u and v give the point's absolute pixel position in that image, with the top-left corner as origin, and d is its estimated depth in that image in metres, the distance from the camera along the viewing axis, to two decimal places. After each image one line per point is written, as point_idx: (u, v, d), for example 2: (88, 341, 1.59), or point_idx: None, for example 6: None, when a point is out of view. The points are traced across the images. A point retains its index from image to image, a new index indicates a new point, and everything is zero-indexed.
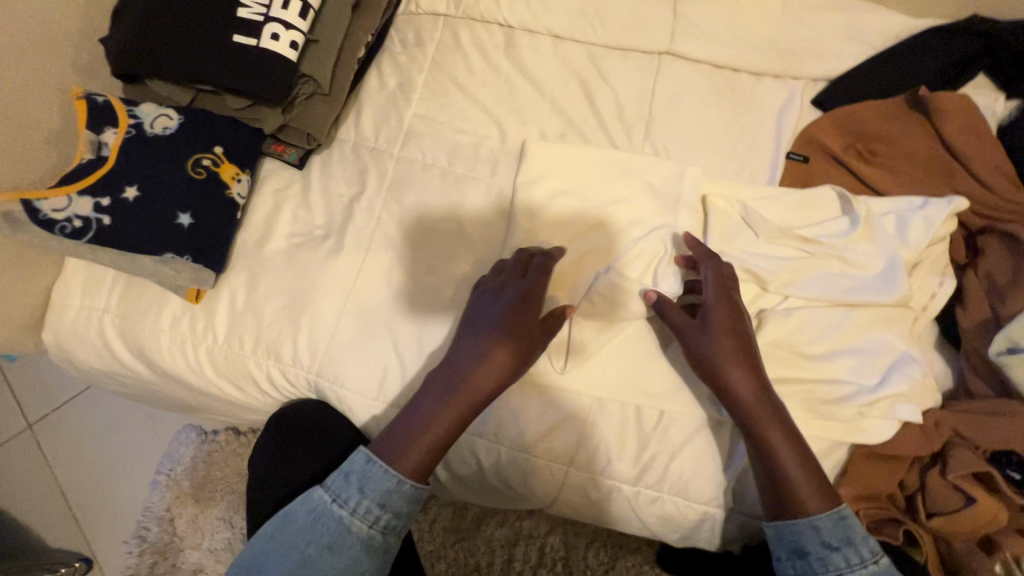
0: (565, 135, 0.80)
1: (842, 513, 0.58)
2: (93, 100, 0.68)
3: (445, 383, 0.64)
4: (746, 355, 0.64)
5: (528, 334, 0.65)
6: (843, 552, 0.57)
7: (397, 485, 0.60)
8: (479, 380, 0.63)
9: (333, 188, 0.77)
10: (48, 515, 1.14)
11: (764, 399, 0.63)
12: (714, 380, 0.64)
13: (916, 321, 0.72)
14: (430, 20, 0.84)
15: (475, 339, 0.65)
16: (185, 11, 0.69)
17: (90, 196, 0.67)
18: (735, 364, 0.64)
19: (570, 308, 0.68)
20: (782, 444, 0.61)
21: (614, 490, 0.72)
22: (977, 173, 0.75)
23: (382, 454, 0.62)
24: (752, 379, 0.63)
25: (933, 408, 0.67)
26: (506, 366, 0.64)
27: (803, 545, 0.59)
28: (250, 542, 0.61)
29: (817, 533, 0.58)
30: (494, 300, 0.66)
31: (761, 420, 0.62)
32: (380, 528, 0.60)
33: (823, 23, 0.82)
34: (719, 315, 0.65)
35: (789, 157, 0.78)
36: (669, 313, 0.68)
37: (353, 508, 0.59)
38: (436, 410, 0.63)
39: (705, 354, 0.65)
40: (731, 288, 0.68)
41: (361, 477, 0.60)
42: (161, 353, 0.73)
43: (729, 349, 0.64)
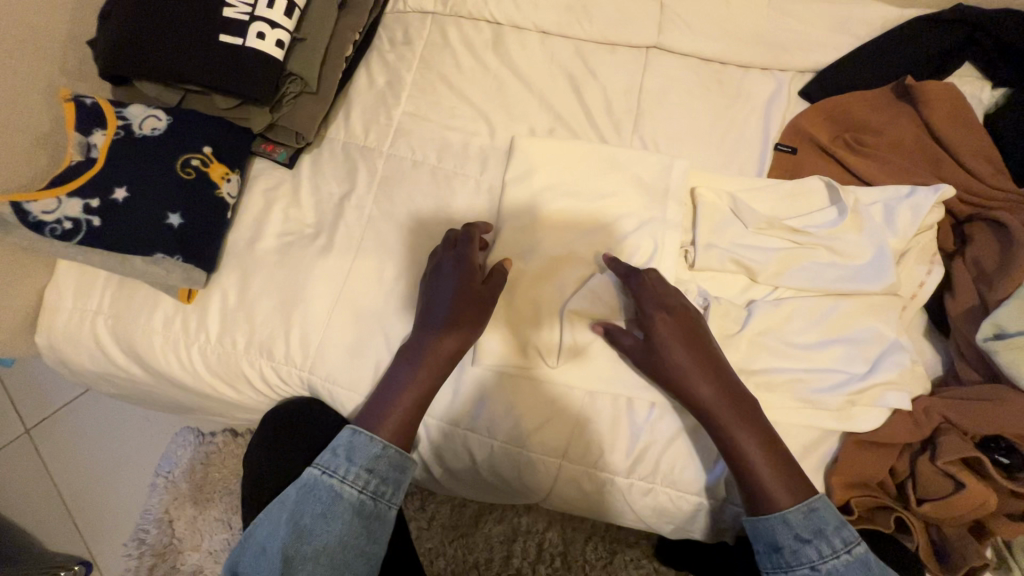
0: (554, 130, 0.80)
1: (812, 504, 0.59)
2: (82, 102, 0.68)
3: (412, 353, 0.66)
4: (695, 360, 0.64)
5: (474, 302, 0.67)
6: (815, 544, 0.58)
7: (382, 450, 0.64)
8: (442, 347, 0.66)
9: (324, 187, 0.77)
10: (47, 519, 1.14)
11: (728, 404, 0.62)
12: (676, 392, 0.64)
13: (905, 309, 0.72)
14: (418, 19, 0.85)
15: (432, 321, 0.67)
16: (171, 11, 0.69)
17: (80, 197, 0.67)
18: (693, 372, 0.63)
19: (507, 261, 0.71)
20: (752, 449, 0.61)
21: (608, 482, 0.72)
22: (963, 160, 0.75)
23: (365, 425, 0.65)
24: (714, 386, 0.63)
25: (922, 395, 0.67)
26: (465, 332, 0.66)
27: (777, 540, 0.59)
28: (251, 527, 0.63)
29: (789, 527, 0.59)
30: (439, 278, 0.68)
31: (727, 426, 0.62)
32: (370, 494, 0.62)
33: (808, 14, 0.82)
34: (668, 326, 0.65)
35: (778, 149, 0.79)
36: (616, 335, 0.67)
37: (342, 476, 0.62)
38: (406, 381, 0.66)
39: (663, 368, 0.64)
40: (675, 295, 0.67)
41: (347, 447, 0.63)
42: (154, 352, 0.73)
43: (684, 360, 0.64)
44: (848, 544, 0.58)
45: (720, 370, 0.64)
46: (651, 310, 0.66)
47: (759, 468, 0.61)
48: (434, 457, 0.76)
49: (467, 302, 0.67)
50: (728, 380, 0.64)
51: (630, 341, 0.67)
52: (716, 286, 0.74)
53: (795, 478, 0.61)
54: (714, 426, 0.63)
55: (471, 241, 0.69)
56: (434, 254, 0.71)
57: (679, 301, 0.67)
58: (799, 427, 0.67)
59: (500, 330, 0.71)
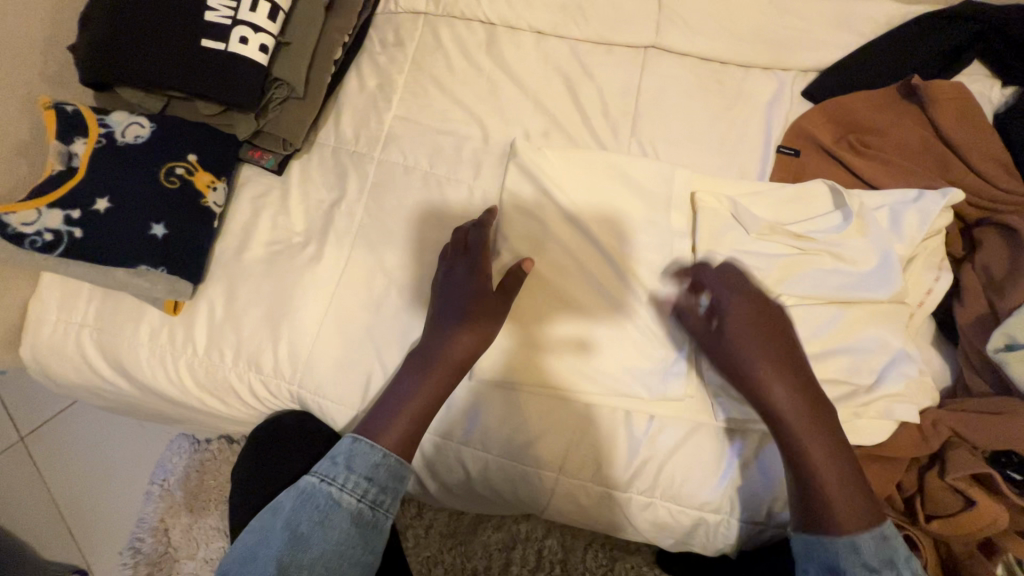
0: (549, 134, 0.78)
1: (883, 532, 0.57)
2: (61, 109, 0.67)
3: (420, 362, 0.65)
4: (777, 361, 0.64)
5: (488, 313, 0.67)
6: (883, 571, 0.55)
7: (382, 458, 0.61)
8: (445, 365, 0.65)
9: (313, 194, 0.75)
10: (42, 529, 1.13)
11: (799, 410, 0.62)
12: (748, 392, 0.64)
13: (912, 317, 0.70)
14: (410, 19, 0.82)
15: (445, 325, 0.66)
16: (150, 15, 0.67)
17: (60, 208, 0.65)
18: (767, 373, 0.63)
19: (528, 260, 0.67)
20: (821, 461, 0.60)
21: (607, 497, 0.70)
22: (972, 161, 0.72)
23: (366, 432, 0.63)
24: (788, 390, 0.63)
25: (930, 407, 0.66)
26: (469, 350, 0.66)
27: (840, 563, 0.57)
28: (239, 535, 0.59)
29: (857, 553, 0.56)
30: (455, 290, 0.68)
31: (800, 434, 0.61)
32: (369, 503, 0.60)
33: (811, 12, 0.80)
34: (744, 326, 0.66)
35: (781, 152, 0.76)
36: (690, 319, 0.68)
37: (341, 484, 0.60)
38: (409, 392, 0.64)
39: (735, 363, 0.65)
40: (756, 288, 0.68)
41: (347, 455, 0.61)
42: (140, 366, 0.72)
43: (759, 360, 0.64)
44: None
45: (797, 376, 0.64)
46: (732, 303, 0.66)
47: (831, 482, 0.59)
48: (428, 470, 0.75)
49: (478, 308, 0.67)
50: (805, 387, 0.63)
51: (701, 327, 0.67)
52: None
53: (870, 500, 0.58)
54: (781, 431, 0.62)
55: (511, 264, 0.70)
56: (442, 265, 0.70)
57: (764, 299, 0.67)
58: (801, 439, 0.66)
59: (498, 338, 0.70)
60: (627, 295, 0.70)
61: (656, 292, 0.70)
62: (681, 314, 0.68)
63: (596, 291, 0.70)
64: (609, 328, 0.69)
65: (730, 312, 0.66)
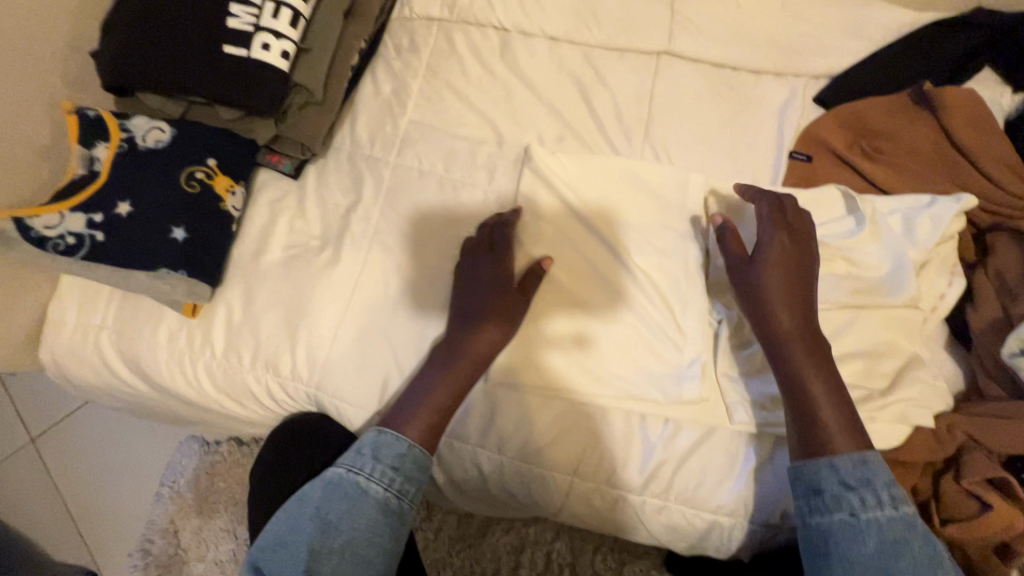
0: (563, 138, 0.78)
1: (865, 457, 0.58)
2: (83, 114, 0.67)
3: (441, 360, 0.66)
4: (795, 288, 0.64)
5: (507, 311, 0.67)
6: (859, 490, 0.57)
7: (407, 449, 0.62)
8: (462, 368, 0.65)
9: (329, 198, 0.76)
10: (52, 530, 1.14)
11: (803, 339, 0.63)
12: (754, 317, 0.65)
13: (925, 321, 0.70)
14: (424, 25, 0.83)
15: (463, 324, 0.67)
16: (173, 22, 0.68)
17: (83, 212, 0.66)
18: (780, 302, 0.64)
19: (546, 261, 0.69)
20: (818, 390, 0.61)
21: (622, 499, 0.70)
22: (983, 167, 0.73)
23: (390, 425, 0.63)
24: (795, 318, 0.64)
25: (945, 411, 0.65)
26: (485, 352, 0.66)
27: (819, 483, 0.59)
28: (267, 525, 0.60)
29: (835, 472, 0.58)
30: (474, 289, 0.68)
31: (795, 360, 0.63)
32: (395, 492, 0.61)
33: (822, 18, 0.81)
34: (775, 254, 0.65)
35: (793, 157, 0.77)
36: (729, 243, 0.67)
37: (368, 474, 0.61)
38: (426, 393, 0.64)
39: (752, 290, 0.65)
40: (801, 219, 0.67)
41: (373, 446, 0.62)
42: (158, 368, 0.72)
43: (778, 286, 0.64)
44: (895, 501, 0.57)
45: (809, 307, 0.65)
46: (772, 233, 0.66)
47: (821, 409, 0.61)
48: (442, 471, 0.75)
49: (495, 304, 0.66)
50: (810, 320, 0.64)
51: (736, 253, 0.67)
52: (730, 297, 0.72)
53: (859, 431, 0.59)
54: (778, 357, 0.64)
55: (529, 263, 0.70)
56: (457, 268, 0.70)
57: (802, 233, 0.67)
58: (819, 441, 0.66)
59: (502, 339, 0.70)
60: (641, 298, 0.70)
61: (671, 296, 0.70)
62: (722, 238, 0.68)
63: (611, 294, 0.71)
64: (624, 331, 0.70)
65: (766, 240, 0.66)
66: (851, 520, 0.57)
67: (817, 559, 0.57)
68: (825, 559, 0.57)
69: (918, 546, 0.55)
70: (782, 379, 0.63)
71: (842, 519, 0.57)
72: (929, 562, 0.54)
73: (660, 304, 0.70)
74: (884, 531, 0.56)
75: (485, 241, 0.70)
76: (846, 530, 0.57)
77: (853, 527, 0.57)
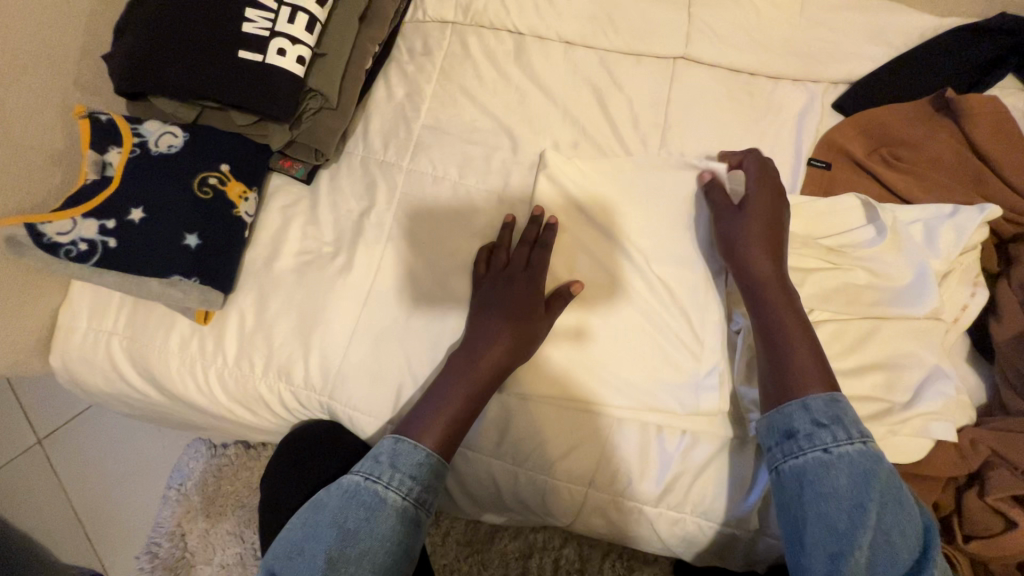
0: (578, 144, 0.78)
1: (835, 395, 0.58)
2: (96, 118, 0.67)
3: (460, 368, 0.64)
4: (773, 240, 0.66)
5: (530, 319, 0.66)
6: (831, 428, 0.57)
7: (425, 457, 0.61)
8: (479, 378, 0.64)
9: (342, 204, 0.75)
10: (59, 533, 1.13)
11: (777, 286, 0.64)
12: (734, 263, 0.66)
13: (948, 333, 0.69)
14: (438, 29, 0.82)
15: (481, 332, 0.65)
16: (187, 26, 0.67)
17: (96, 218, 0.65)
18: (759, 247, 0.65)
19: (577, 284, 0.68)
20: (792, 330, 0.62)
21: (637, 511, 0.69)
22: (1006, 177, 0.72)
23: (406, 432, 0.62)
24: (772, 263, 0.65)
25: (967, 425, 0.64)
26: (501, 361, 0.64)
27: (792, 425, 0.58)
28: (283, 533, 0.59)
29: (807, 412, 0.58)
30: (493, 297, 0.67)
31: (772, 303, 0.64)
32: (414, 500, 0.60)
33: (842, 24, 0.80)
34: (757, 208, 0.67)
35: (812, 164, 0.76)
36: (716, 196, 0.70)
37: (386, 482, 0.59)
38: (443, 400, 0.63)
39: (733, 236, 0.67)
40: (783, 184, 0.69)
41: (391, 454, 0.61)
42: (169, 375, 0.72)
43: (757, 236, 0.66)
44: (864, 436, 0.57)
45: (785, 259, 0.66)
46: (757, 184, 0.68)
47: (796, 347, 0.61)
48: (456, 479, 0.74)
49: (518, 314, 0.66)
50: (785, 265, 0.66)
51: (722, 202, 0.69)
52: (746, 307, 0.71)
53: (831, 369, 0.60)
54: (756, 300, 0.65)
55: (546, 266, 0.69)
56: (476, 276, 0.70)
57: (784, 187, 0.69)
58: None
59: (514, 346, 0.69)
60: (658, 307, 0.70)
61: (688, 306, 0.69)
62: (708, 190, 0.71)
63: (627, 302, 0.70)
64: (640, 340, 0.69)
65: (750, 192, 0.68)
66: (824, 457, 0.56)
67: (795, 501, 0.57)
68: (800, 500, 0.56)
69: (885, 478, 0.54)
70: (757, 320, 0.64)
71: (816, 457, 0.57)
72: (894, 492, 0.55)
73: (677, 315, 0.69)
74: (856, 465, 0.55)
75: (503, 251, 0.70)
76: (820, 467, 0.56)
77: (826, 465, 0.56)
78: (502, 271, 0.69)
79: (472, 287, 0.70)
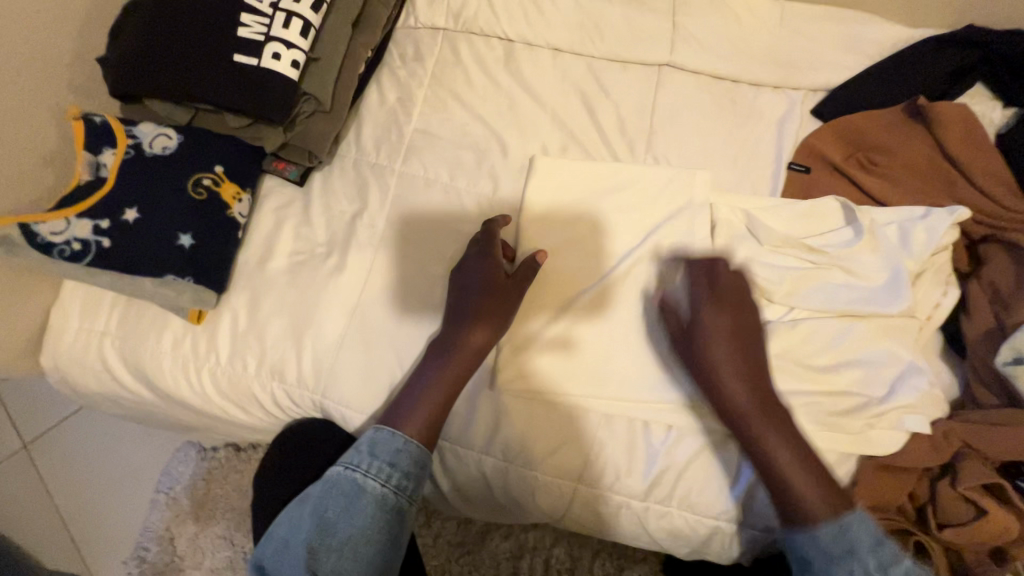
0: (566, 147, 0.79)
1: (844, 524, 0.60)
2: (90, 120, 0.68)
3: (438, 351, 0.67)
4: (744, 360, 0.66)
5: (502, 297, 0.68)
6: (845, 563, 0.58)
7: (404, 444, 0.62)
8: (457, 364, 0.66)
9: (334, 205, 0.76)
10: (44, 538, 1.12)
11: (756, 405, 0.64)
12: (719, 400, 0.65)
13: (921, 330, 0.72)
14: (430, 35, 0.84)
15: (457, 313, 0.68)
16: (181, 30, 0.68)
17: (89, 218, 0.66)
18: (732, 374, 0.65)
19: (542, 253, 0.70)
20: (781, 453, 0.63)
21: (623, 505, 0.71)
22: (976, 181, 0.75)
23: (388, 421, 0.64)
24: (751, 385, 0.65)
25: (940, 417, 0.67)
26: (478, 347, 0.67)
27: (805, 553, 0.61)
28: (270, 528, 0.61)
29: (818, 544, 0.60)
30: (466, 283, 0.69)
31: (767, 435, 0.63)
32: (393, 488, 0.61)
33: (820, 34, 0.83)
34: (714, 327, 0.67)
35: (791, 168, 0.79)
36: (670, 316, 0.69)
37: (365, 470, 0.61)
38: (423, 389, 0.65)
39: (709, 368, 0.66)
40: (733, 288, 0.69)
41: (370, 443, 0.62)
42: (161, 374, 0.72)
43: (724, 360, 0.66)
44: (884, 565, 0.58)
45: (758, 372, 0.66)
46: (701, 301, 0.68)
47: (785, 465, 0.62)
48: (446, 476, 0.75)
49: (496, 298, 0.68)
50: (765, 380, 0.65)
51: (675, 326, 0.69)
52: None
53: (832, 489, 0.61)
54: (752, 441, 0.64)
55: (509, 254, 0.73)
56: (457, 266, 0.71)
57: (738, 298, 0.69)
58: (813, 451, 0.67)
59: (504, 343, 0.71)
60: (645, 306, 0.71)
61: (674, 306, 0.71)
62: (663, 311, 0.70)
63: (615, 301, 0.71)
64: (628, 340, 0.71)
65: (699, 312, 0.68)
66: None
67: None
68: None
69: None
70: (748, 449, 0.64)
71: None
72: None
73: (663, 314, 0.71)
74: None
75: (489, 251, 0.69)
76: None
77: None
78: (477, 260, 0.69)
79: (450, 276, 0.71)
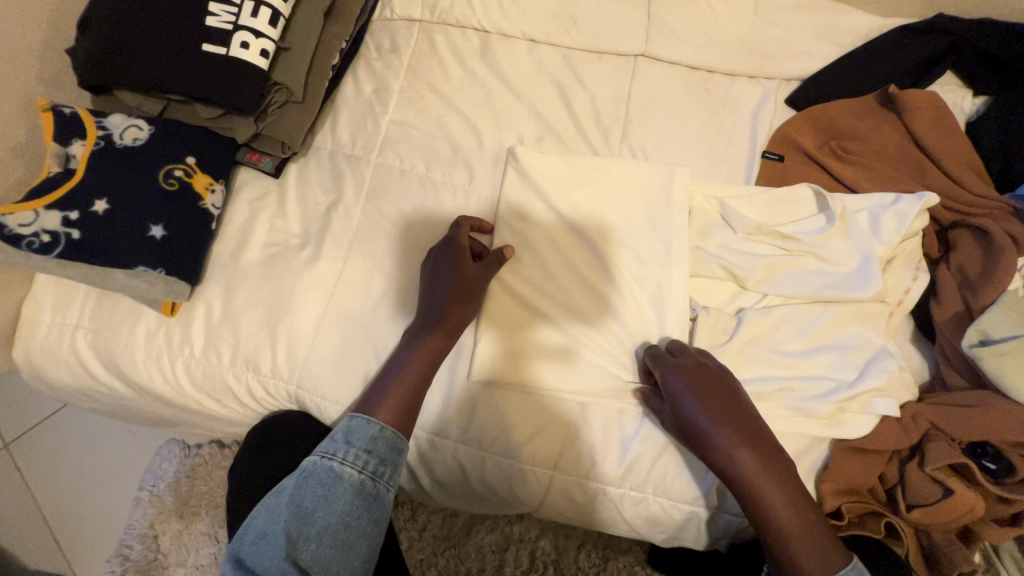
0: (542, 138, 0.80)
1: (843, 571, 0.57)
2: (59, 111, 0.67)
3: (415, 340, 0.67)
4: (734, 423, 0.62)
5: (474, 284, 0.69)
6: None
7: (379, 431, 0.62)
8: (429, 349, 0.67)
9: (310, 196, 0.76)
10: (26, 538, 1.11)
11: (754, 466, 0.61)
12: (715, 466, 0.62)
13: (892, 315, 0.73)
14: (406, 26, 0.84)
15: (428, 301, 0.68)
16: (148, 19, 0.68)
17: (58, 209, 0.65)
18: (720, 434, 0.62)
19: (511, 249, 0.71)
20: (781, 511, 0.59)
21: (601, 493, 0.71)
22: (946, 167, 0.76)
23: (361, 409, 0.64)
24: (738, 440, 0.62)
25: (910, 401, 0.68)
26: (451, 329, 0.67)
27: None
28: (247, 523, 0.60)
29: None
30: (437, 271, 0.68)
31: (768, 497, 0.60)
32: (370, 474, 0.60)
33: (793, 23, 0.83)
34: (696, 392, 0.63)
35: (766, 156, 0.79)
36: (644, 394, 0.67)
37: (341, 457, 0.60)
38: (396, 375, 0.65)
39: (696, 433, 0.63)
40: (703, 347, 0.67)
41: (345, 431, 0.62)
42: (136, 366, 0.72)
43: (713, 426, 0.62)
44: None
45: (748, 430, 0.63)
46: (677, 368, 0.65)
47: (788, 522, 0.59)
48: (424, 467, 0.75)
49: (467, 285, 0.68)
50: (754, 435, 0.62)
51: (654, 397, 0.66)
52: (704, 293, 0.75)
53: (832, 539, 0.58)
54: (756, 506, 0.60)
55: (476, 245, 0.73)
56: (430, 254, 0.71)
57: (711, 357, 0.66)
58: (787, 435, 0.67)
59: (479, 332, 0.71)
60: (620, 293, 0.72)
61: (647, 294, 0.72)
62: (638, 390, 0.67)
63: (589, 289, 0.72)
64: (602, 327, 0.71)
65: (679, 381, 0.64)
66: None
67: None
68: None
69: None
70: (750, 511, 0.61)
71: None
72: None
73: (637, 302, 0.71)
74: None
75: (460, 241, 0.70)
76: None
77: None
78: (449, 250, 0.69)
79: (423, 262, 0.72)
